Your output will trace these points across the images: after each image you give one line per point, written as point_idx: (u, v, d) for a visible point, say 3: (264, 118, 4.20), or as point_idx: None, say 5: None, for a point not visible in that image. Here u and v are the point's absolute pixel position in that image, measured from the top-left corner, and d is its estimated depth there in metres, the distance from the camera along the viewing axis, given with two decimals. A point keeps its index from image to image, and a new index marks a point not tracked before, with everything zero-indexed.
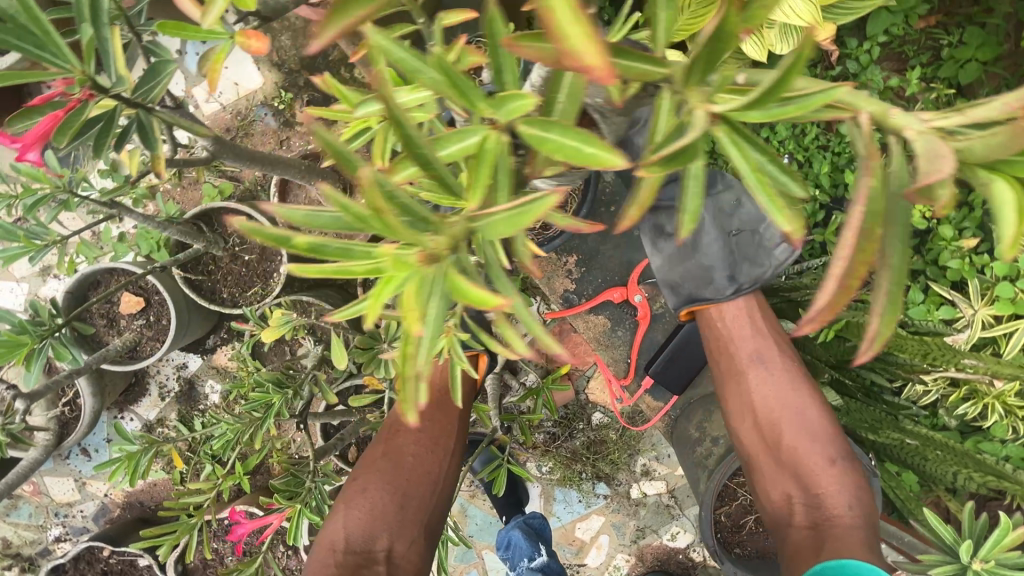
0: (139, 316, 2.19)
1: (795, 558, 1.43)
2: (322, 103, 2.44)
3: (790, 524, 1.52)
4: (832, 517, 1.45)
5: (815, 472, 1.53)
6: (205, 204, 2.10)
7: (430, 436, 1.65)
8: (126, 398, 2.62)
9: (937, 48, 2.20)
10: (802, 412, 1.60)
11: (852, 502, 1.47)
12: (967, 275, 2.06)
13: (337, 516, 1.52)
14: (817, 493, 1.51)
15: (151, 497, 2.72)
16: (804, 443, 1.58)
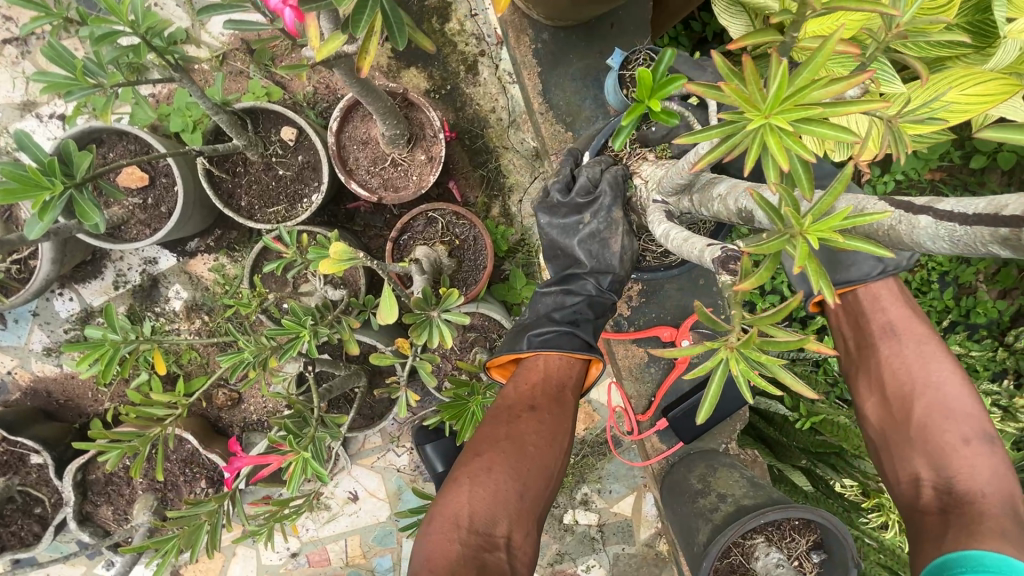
0: (135, 193, 1.94)
1: (917, 541, 1.16)
2: (401, 45, 2.32)
3: (917, 508, 1.23)
4: (967, 501, 1.17)
5: (948, 448, 1.25)
6: (257, 101, 1.91)
7: (550, 424, 1.26)
8: (73, 275, 2.31)
9: None
10: (940, 385, 1.33)
11: (996, 486, 1.17)
12: None
13: (458, 489, 1.15)
14: (950, 476, 1.22)
15: (62, 390, 2.39)
16: (942, 416, 1.30)
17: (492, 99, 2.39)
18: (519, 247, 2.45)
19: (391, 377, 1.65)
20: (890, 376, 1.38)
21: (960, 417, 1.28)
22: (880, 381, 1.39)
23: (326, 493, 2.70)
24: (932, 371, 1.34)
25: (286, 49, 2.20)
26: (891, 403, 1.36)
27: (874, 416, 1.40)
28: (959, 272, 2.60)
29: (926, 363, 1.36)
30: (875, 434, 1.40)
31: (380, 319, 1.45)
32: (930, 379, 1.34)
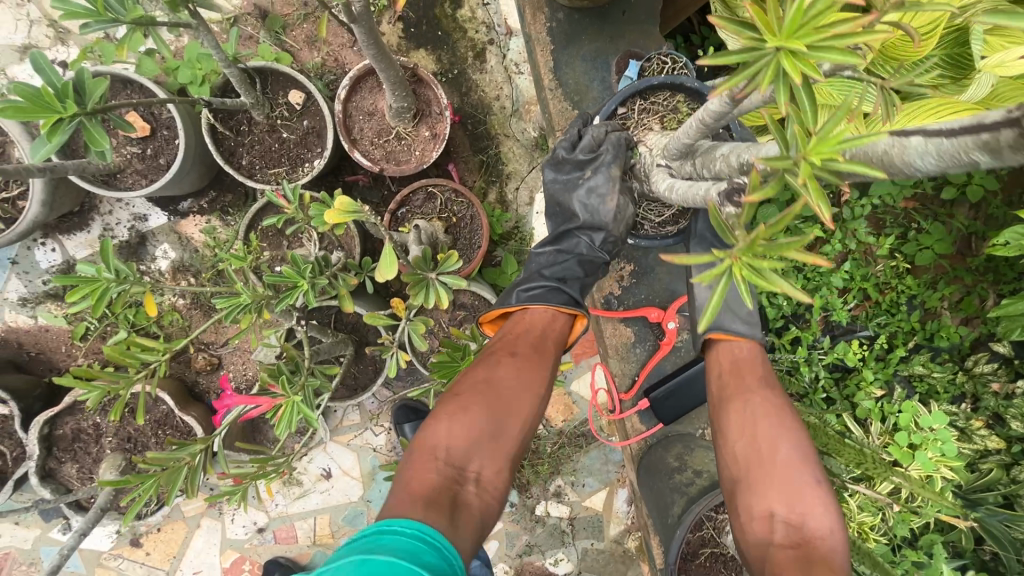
0: (134, 142, 1.93)
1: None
2: (412, 25, 2.36)
3: (767, 543, 1.16)
4: (814, 541, 1.14)
5: (802, 488, 1.22)
6: (268, 62, 1.93)
7: (527, 374, 1.40)
8: (59, 225, 2.26)
9: (906, 228, 2.84)
10: (797, 428, 1.33)
11: (838, 530, 1.16)
12: (873, 417, 2.72)
13: (437, 424, 1.26)
14: (803, 513, 1.19)
15: (35, 343, 2.33)
16: (792, 458, 1.28)
17: (496, 87, 2.45)
18: (513, 235, 2.49)
19: (382, 337, 1.67)
20: (756, 419, 1.35)
21: (808, 461, 1.27)
22: (751, 421, 1.35)
23: (299, 468, 2.67)
24: (790, 418, 1.35)
25: (298, 19, 2.23)
26: (757, 438, 1.32)
27: (737, 450, 1.34)
28: (923, 300, 2.82)
29: (781, 409, 1.36)
30: (732, 468, 1.34)
31: (379, 275, 1.48)
32: (788, 424, 1.33)
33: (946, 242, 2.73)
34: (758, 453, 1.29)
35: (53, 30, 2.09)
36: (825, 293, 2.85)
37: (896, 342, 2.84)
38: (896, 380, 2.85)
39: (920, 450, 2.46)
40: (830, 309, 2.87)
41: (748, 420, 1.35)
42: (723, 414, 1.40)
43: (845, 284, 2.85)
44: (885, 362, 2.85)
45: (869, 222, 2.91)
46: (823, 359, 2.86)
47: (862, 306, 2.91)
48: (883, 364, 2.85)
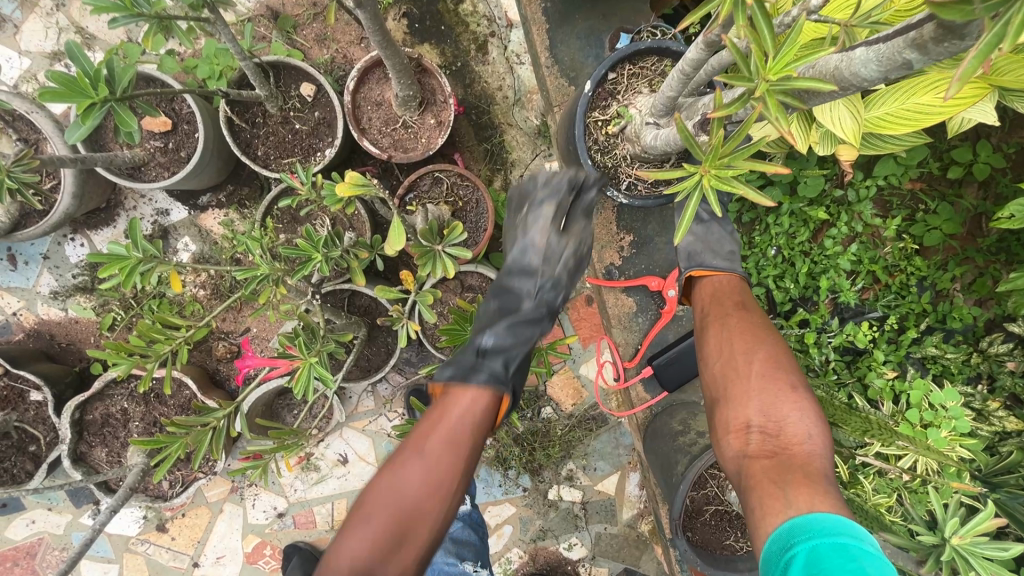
0: (157, 137, 2.04)
1: (755, 496, 1.19)
2: (416, 21, 2.46)
3: (745, 454, 1.28)
4: (790, 446, 1.24)
5: (777, 396, 1.32)
6: (281, 57, 2.04)
7: (392, 512, 1.26)
8: (87, 221, 2.39)
9: (912, 207, 2.85)
10: (772, 343, 1.43)
11: (813, 431, 1.26)
12: (884, 397, 2.75)
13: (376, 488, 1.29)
14: (778, 419, 1.29)
15: (65, 335, 2.45)
16: (766, 369, 1.38)
17: (499, 78, 2.53)
18: None
19: (394, 311, 1.75)
20: (731, 341, 1.46)
21: (784, 369, 1.37)
22: (728, 344, 1.46)
23: (317, 454, 2.74)
24: (764, 336, 1.45)
25: (309, 19, 2.34)
26: (732, 359, 1.42)
27: (715, 374, 1.45)
28: (933, 279, 2.82)
29: (757, 328, 1.47)
30: (712, 389, 1.45)
31: (388, 247, 1.56)
32: (761, 343, 1.43)
33: (954, 220, 2.73)
34: (734, 372, 1.40)
35: (79, 36, 2.22)
36: (831, 274, 2.87)
37: (908, 324, 2.84)
38: (908, 361, 2.86)
39: (932, 428, 2.46)
40: (838, 291, 2.89)
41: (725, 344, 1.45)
42: (702, 341, 1.51)
43: (853, 266, 2.88)
44: (896, 343, 2.86)
45: (874, 203, 2.92)
46: (832, 340, 2.88)
47: (872, 288, 2.93)
48: (895, 346, 2.86)
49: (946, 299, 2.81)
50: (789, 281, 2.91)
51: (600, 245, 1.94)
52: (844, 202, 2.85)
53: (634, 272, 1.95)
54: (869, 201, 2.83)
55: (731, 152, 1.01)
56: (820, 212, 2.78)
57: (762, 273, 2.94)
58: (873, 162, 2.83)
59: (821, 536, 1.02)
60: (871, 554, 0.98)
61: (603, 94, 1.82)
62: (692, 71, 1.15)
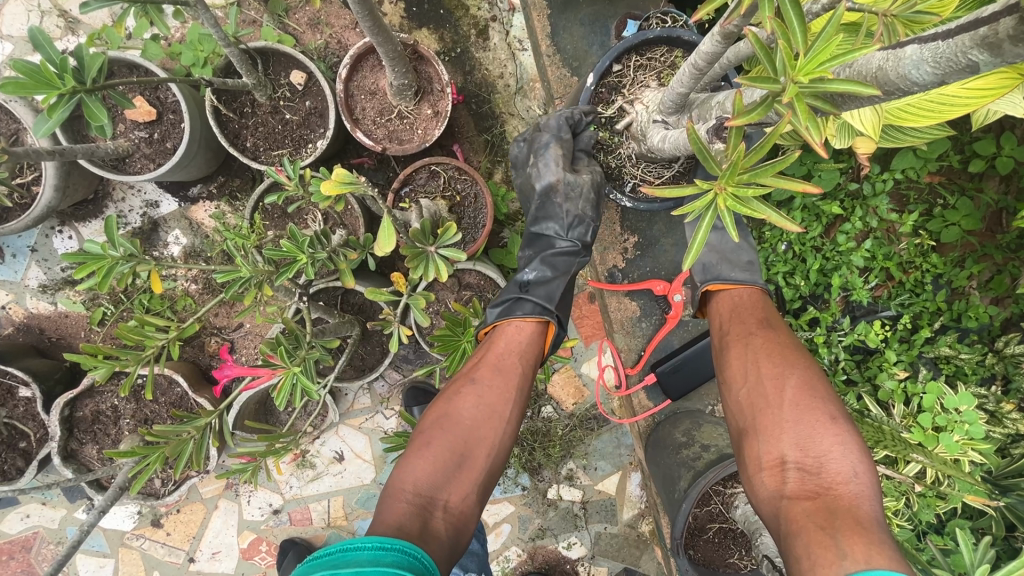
0: (142, 127, 1.95)
1: (799, 545, 1.07)
2: (414, 5, 2.34)
3: (782, 496, 1.17)
4: (834, 487, 1.13)
5: (814, 429, 1.22)
6: (270, 42, 1.93)
7: (425, 477, 1.32)
8: (74, 213, 2.32)
9: (931, 203, 2.74)
10: (805, 367, 1.33)
11: (861, 469, 1.14)
12: (896, 398, 2.65)
13: (403, 467, 1.34)
14: (819, 456, 1.18)
15: (56, 329, 2.40)
16: (800, 396, 1.28)
17: (500, 65, 2.41)
18: (519, 215, 2.47)
19: (385, 314, 1.68)
20: (758, 365, 1.37)
21: (822, 397, 1.27)
22: (753, 369, 1.37)
23: (312, 451, 2.70)
24: (793, 360, 1.35)
25: (301, 2, 2.23)
26: (759, 387, 1.34)
27: (742, 402, 1.36)
28: (952, 277, 2.71)
29: (785, 351, 1.38)
30: (741, 419, 1.35)
31: (378, 249, 1.48)
32: (792, 366, 1.34)
33: (974, 217, 2.62)
34: (763, 402, 1.30)
35: (62, 20, 2.13)
36: (844, 271, 2.76)
37: (921, 323, 2.74)
38: (921, 361, 2.76)
39: (945, 432, 2.36)
40: (850, 289, 2.78)
41: (750, 367, 1.37)
42: (725, 366, 1.44)
43: (867, 264, 2.77)
44: (909, 343, 2.76)
45: (891, 198, 2.80)
46: (843, 340, 2.79)
47: (885, 286, 2.82)
48: (907, 345, 2.76)
49: (963, 298, 2.71)
50: (800, 279, 2.80)
51: (603, 245, 1.87)
52: (859, 197, 2.74)
53: (637, 273, 1.87)
54: (886, 195, 2.71)
55: (750, 168, 0.92)
56: (835, 208, 2.67)
57: (771, 271, 2.85)
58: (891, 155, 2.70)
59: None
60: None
61: (607, 88, 1.77)
62: (704, 64, 1.06)
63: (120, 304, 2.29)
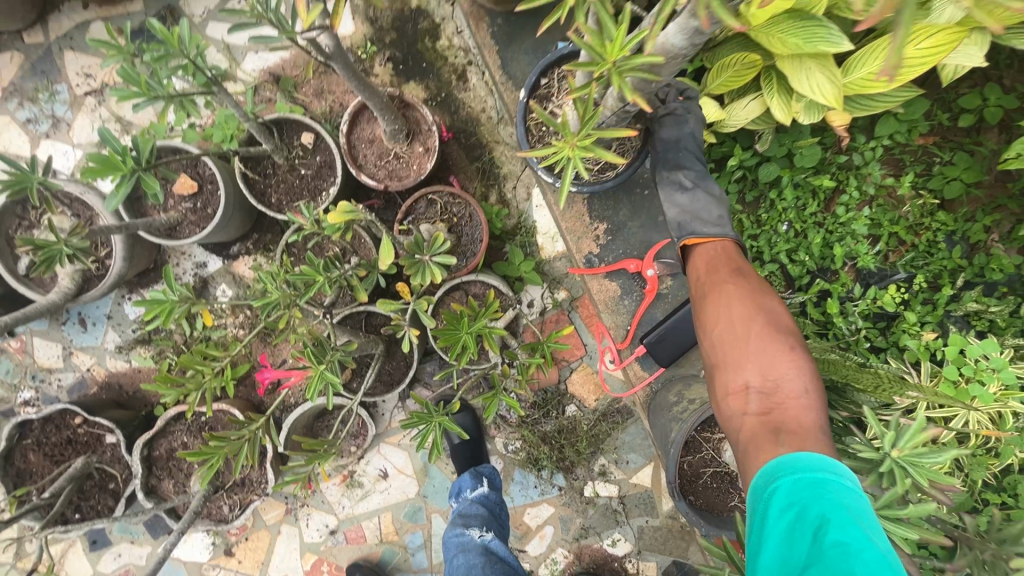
0: (188, 199, 2.34)
1: (753, 446, 1.43)
2: (400, 63, 2.70)
3: (743, 411, 1.50)
4: (785, 402, 1.46)
5: (773, 358, 1.53)
6: (281, 113, 2.31)
7: None
8: (139, 281, 2.72)
9: (929, 162, 2.80)
10: (769, 309, 1.64)
11: (808, 386, 1.47)
12: (923, 357, 2.66)
13: None
14: (776, 379, 1.49)
15: (132, 383, 2.77)
16: (764, 331, 1.58)
17: (481, 101, 2.72)
18: (516, 229, 2.75)
19: (396, 321, 1.94)
20: (731, 309, 1.67)
21: (781, 331, 1.57)
22: (727, 313, 1.67)
23: (359, 471, 2.94)
24: (761, 304, 1.65)
25: (305, 77, 2.62)
26: (731, 325, 1.63)
27: (717, 341, 1.67)
28: (967, 233, 2.76)
29: (754, 297, 1.67)
30: (715, 354, 1.67)
31: (380, 264, 1.75)
32: (758, 309, 1.64)
33: (974, 169, 2.70)
34: (735, 339, 1.60)
35: (119, 123, 2.59)
36: (848, 241, 2.83)
37: (942, 281, 2.77)
38: (951, 320, 2.77)
39: (975, 383, 2.33)
40: (856, 257, 2.84)
41: (724, 313, 1.66)
42: (703, 309, 1.73)
43: (873, 232, 2.84)
44: (933, 304, 2.78)
45: (886, 164, 2.87)
46: (859, 306, 2.82)
47: (898, 251, 2.85)
48: (931, 307, 2.78)
49: (982, 251, 2.74)
50: (803, 254, 2.86)
51: None
52: (851, 168, 2.83)
53: None
54: (877, 163, 2.80)
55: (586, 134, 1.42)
56: (825, 182, 2.77)
57: (772, 251, 2.91)
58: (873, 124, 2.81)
59: (803, 472, 1.26)
60: (851, 488, 1.22)
61: (538, 99, 2.04)
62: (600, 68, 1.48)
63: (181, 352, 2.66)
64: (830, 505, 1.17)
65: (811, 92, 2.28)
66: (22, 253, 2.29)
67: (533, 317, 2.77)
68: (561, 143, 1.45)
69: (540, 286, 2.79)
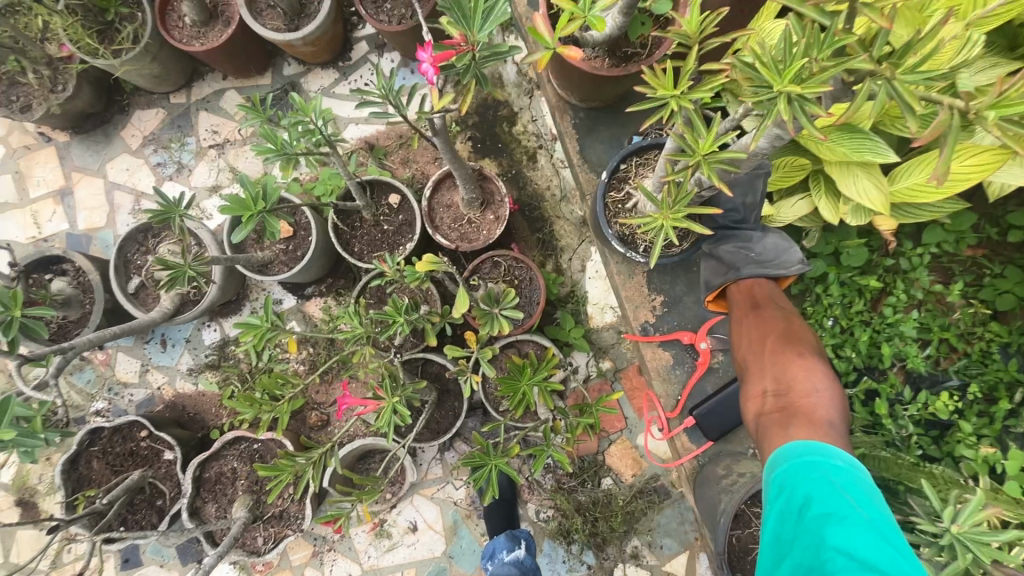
0: (282, 242, 2.64)
1: (767, 437, 1.62)
2: (478, 142, 3.05)
3: (761, 410, 1.70)
4: (799, 400, 1.64)
5: (790, 365, 1.74)
6: (377, 176, 2.62)
7: None
8: (220, 310, 2.99)
9: (980, 274, 2.87)
10: (791, 330, 1.86)
11: (822, 389, 1.64)
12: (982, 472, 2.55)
13: None
14: (789, 383, 1.69)
15: (194, 405, 2.96)
16: (781, 345, 1.81)
17: (547, 180, 3.01)
18: (568, 297, 2.91)
19: (460, 367, 2.08)
20: (758, 331, 1.90)
21: (796, 345, 1.79)
22: (751, 335, 1.91)
23: (389, 520, 2.96)
24: (786, 327, 1.87)
25: (396, 148, 2.99)
26: (750, 342, 1.90)
27: (745, 358, 1.89)
28: None
29: (778, 322, 1.90)
30: (744, 370, 1.89)
31: (455, 312, 1.92)
32: (781, 330, 1.86)
33: None
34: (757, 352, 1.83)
35: (233, 173, 2.99)
36: (897, 341, 2.83)
37: (997, 394, 2.67)
38: None
39: None
40: (905, 358, 2.84)
41: (749, 334, 1.91)
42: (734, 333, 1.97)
43: (923, 336, 2.85)
44: (989, 418, 2.65)
45: (934, 271, 2.95)
46: (910, 410, 2.74)
47: (950, 359, 2.84)
48: (987, 421, 2.65)
49: None
50: (850, 351, 2.86)
51: None
52: (899, 272, 2.91)
53: None
54: (925, 269, 2.88)
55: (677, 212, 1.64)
56: (873, 282, 2.86)
57: None
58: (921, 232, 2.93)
59: (796, 458, 1.43)
60: (839, 467, 1.36)
61: (617, 182, 2.26)
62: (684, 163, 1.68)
63: (246, 380, 2.85)
64: (817, 485, 1.32)
65: (858, 195, 2.47)
66: (135, 274, 2.61)
67: (577, 383, 2.85)
68: (657, 216, 1.67)
69: (587, 354, 2.90)
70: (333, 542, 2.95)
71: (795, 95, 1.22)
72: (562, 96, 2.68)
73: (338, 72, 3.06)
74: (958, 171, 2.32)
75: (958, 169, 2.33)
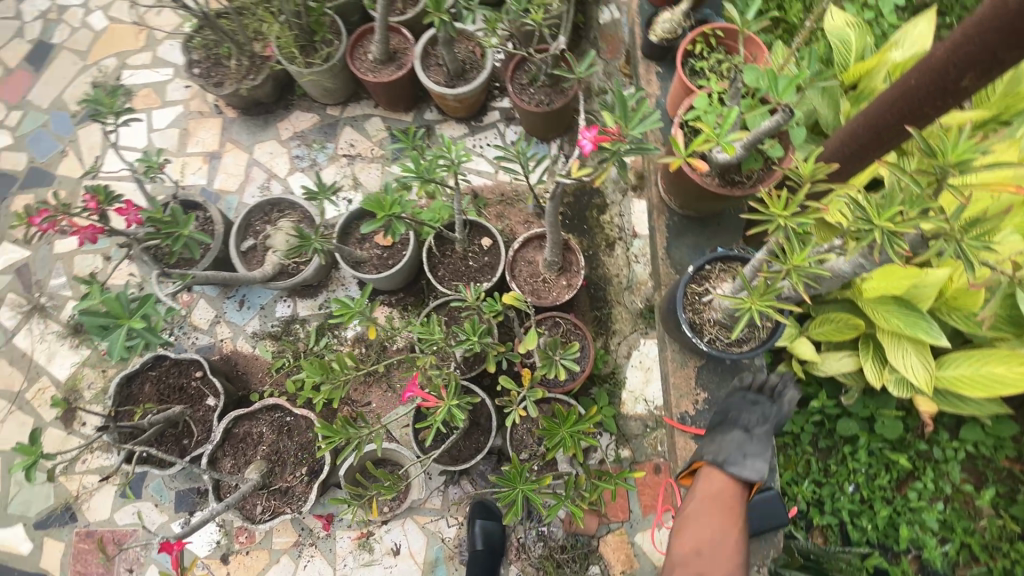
0: (379, 248, 2.98)
1: None
2: (568, 218, 3.40)
3: None
4: None
5: None
6: (481, 219, 2.97)
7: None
8: (300, 290, 3.31)
9: (1013, 488, 2.86)
10: (735, 543, 2.07)
11: None
12: None
13: None
14: None
15: (245, 365, 3.20)
16: (725, 558, 2.04)
17: (619, 268, 3.29)
18: (608, 377, 3.08)
19: (509, 400, 2.27)
20: (709, 528, 2.09)
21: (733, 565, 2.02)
22: (700, 531, 2.09)
23: (376, 535, 3.00)
24: (732, 534, 2.09)
25: (497, 202, 3.38)
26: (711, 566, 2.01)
27: (687, 552, 2.08)
28: None
29: (729, 527, 2.10)
30: (674, 552, 2.12)
31: (524, 346, 2.16)
32: (729, 539, 2.08)
33: None
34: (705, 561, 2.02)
35: (355, 181, 3.44)
36: (916, 526, 2.80)
37: None
38: None
39: None
40: (921, 546, 2.79)
41: (705, 535, 2.08)
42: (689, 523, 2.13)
43: (944, 531, 2.82)
44: None
45: (967, 471, 2.95)
46: None
47: (967, 563, 2.77)
48: None
49: None
50: (867, 520, 2.84)
51: None
52: (932, 459, 2.94)
53: None
54: (956, 464, 2.90)
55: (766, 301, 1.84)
56: (902, 458, 2.90)
57: (834, 506, 2.89)
58: (961, 428, 2.98)
59: None
60: None
61: (698, 279, 2.49)
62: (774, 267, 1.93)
63: (300, 357, 3.10)
64: None
65: (905, 369, 2.63)
66: (250, 237, 3.00)
67: (594, 460, 2.94)
68: (748, 300, 1.84)
69: (611, 436, 3.00)
70: (316, 539, 2.99)
71: (890, 234, 1.46)
72: (663, 198, 3.06)
73: (469, 128, 3.56)
74: (1014, 374, 2.47)
75: (1012, 372, 2.49)
